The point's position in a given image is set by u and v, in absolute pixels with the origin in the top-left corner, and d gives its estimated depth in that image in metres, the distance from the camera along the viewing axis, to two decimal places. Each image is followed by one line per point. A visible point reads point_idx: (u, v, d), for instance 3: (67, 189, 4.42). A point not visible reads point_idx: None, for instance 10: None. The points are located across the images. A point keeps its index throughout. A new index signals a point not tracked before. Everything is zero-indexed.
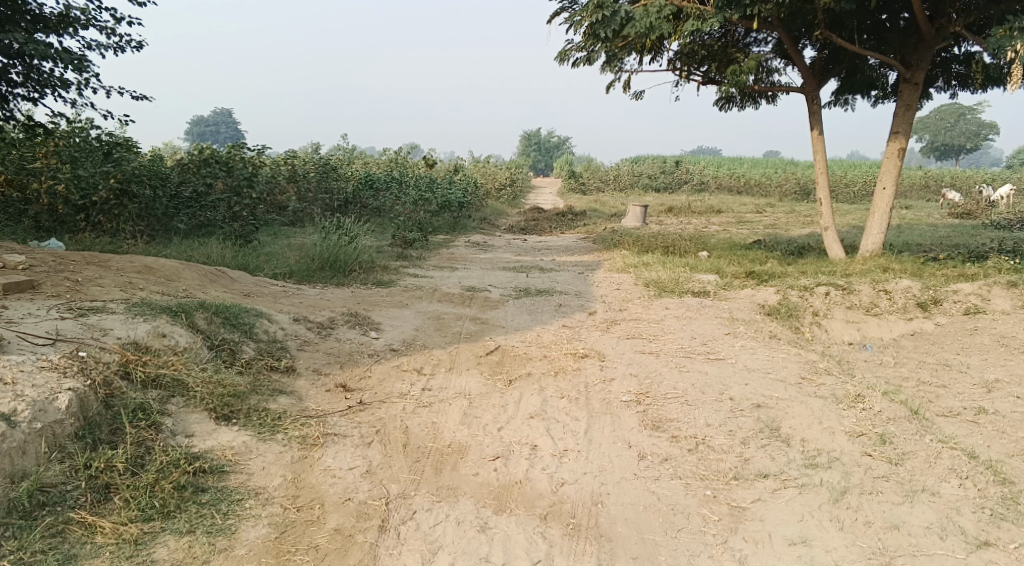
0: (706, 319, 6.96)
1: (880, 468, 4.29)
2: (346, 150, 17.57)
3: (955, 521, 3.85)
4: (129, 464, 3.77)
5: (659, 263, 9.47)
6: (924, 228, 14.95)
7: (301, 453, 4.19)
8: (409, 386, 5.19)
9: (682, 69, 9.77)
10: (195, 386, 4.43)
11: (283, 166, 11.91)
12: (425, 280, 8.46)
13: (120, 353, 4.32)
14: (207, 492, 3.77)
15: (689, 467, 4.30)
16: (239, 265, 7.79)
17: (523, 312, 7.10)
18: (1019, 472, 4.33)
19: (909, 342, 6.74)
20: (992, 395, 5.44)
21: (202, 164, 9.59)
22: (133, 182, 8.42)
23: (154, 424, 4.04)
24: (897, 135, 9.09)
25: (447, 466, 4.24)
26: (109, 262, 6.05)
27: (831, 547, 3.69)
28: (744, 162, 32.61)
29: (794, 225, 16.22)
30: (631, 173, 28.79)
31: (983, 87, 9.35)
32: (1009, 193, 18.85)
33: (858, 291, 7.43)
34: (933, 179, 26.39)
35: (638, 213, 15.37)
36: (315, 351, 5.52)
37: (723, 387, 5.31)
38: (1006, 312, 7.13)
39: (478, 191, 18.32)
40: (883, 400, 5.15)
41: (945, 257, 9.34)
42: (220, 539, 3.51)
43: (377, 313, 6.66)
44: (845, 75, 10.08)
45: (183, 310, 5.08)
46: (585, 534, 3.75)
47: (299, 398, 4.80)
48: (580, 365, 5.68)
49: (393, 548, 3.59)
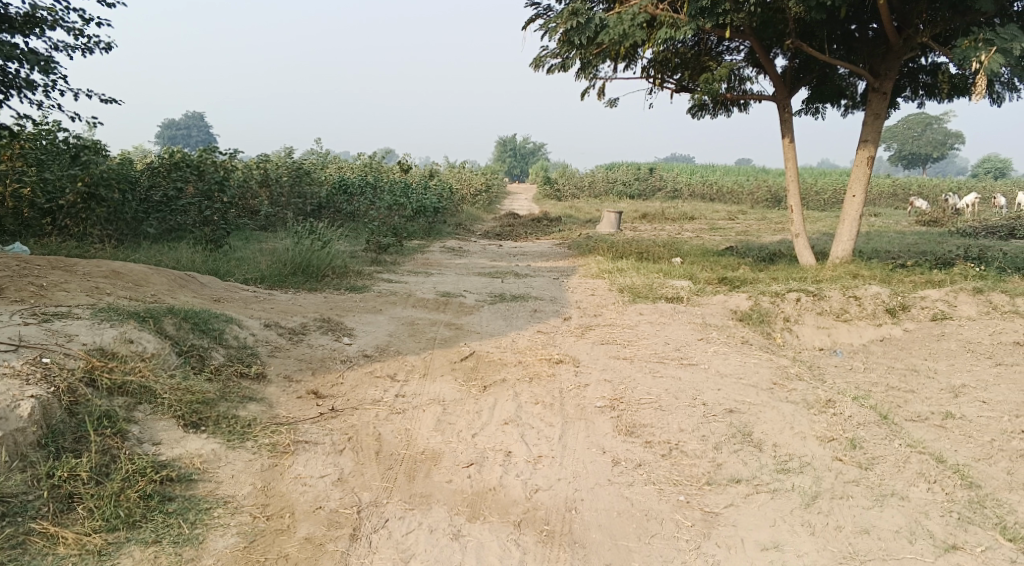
0: (679, 324, 7.00)
1: (851, 472, 4.33)
2: (320, 155, 17.46)
3: (923, 525, 3.89)
4: (94, 473, 3.69)
5: (633, 268, 9.51)
6: (892, 235, 15.19)
7: (271, 461, 4.13)
8: (382, 392, 5.14)
9: (656, 76, 9.83)
10: (163, 393, 4.35)
11: (256, 170, 11.79)
12: (399, 285, 8.41)
13: (85, 360, 4.23)
14: (174, 501, 3.70)
15: (663, 473, 4.31)
16: (210, 270, 7.69)
17: (498, 318, 7.09)
18: (986, 476, 4.39)
19: (878, 348, 6.83)
20: (959, 400, 5.52)
21: (172, 168, 9.49)
22: (102, 186, 8.28)
23: (119, 432, 3.96)
24: (866, 143, 9.21)
25: (420, 473, 4.21)
26: (75, 267, 5.93)
27: (803, 551, 3.71)
28: (717, 169, 32.92)
29: (766, 231, 16.40)
30: (605, 179, 28.97)
31: (949, 97, 9.52)
32: (975, 202, 19.22)
33: (829, 297, 7.51)
34: (901, 187, 26.82)
35: (612, 219, 15.44)
36: (286, 358, 5.46)
37: (696, 392, 5.34)
38: (971, 318, 7.25)
39: (453, 197, 18.30)
40: (853, 405, 5.20)
41: (913, 264, 9.48)
42: (187, 549, 3.45)
43: (351, 318, 6.61)
44: (815, 85, 10.21)
45: (151, 315, 5.00)
46: (559, 541, 3.73)
47: (270, 405, 4.73)
48: (555, 371, 5.68)
49: (364, 556, 3.55)
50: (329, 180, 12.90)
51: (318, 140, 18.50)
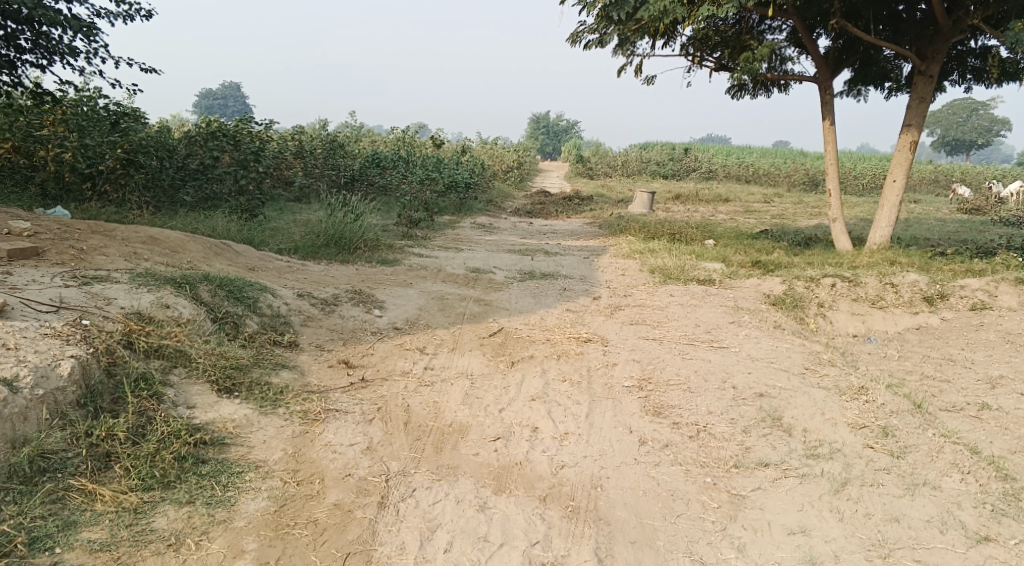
0: (710, 307, 6.94)
1: (882, 460, 4.28)
2: (353, 128, 17.50)
3: (955, 516, 3.84)
4: (131, 433, 3.77)
5: (665, 249, 9.43)
6: (932, 223, 14.87)
7: (302, 428, 4.18)
8: (411, 365, 5.18)
9: (694, 54, 9.68)
10: (198, 358, 4.43)
11: (290, 141, 11.85)
12: (430, 260, 8.43)
13: (123, 323, 4.31)
14: (208, 463, 3.77)
15: (690, 454, 4.30)
16: (244, 240, 7.77)
17: (527, 295, 7.08)
18: (1022, 469, 4.31)
19: (914, 336, 6.72)
20: (996, 391, 5.41)
21: (209, 137, 9.54)
22: (139, 153, 8.49)
23: (155, 394, 4.03)
24: (910, 127, 9.00)
25: (447, 445, 4.24)
26: (113, 232, 6.03)
27: (831, 537, 3.68)
28: (753, 152, 32.41)
29: (802, 215, 16.15)
30: (639, 159, 28.70)
31: (997, 82, 9.25)
32: (1019, 190, 18.72)
33: (865, 284, 7.39)
34: (942, 173, 26.20)
35: (645, 199, 15.29)
36: (317, 328, 5.52)
37: (725, 375, 5.29)
38: (1012, 309, 7.09)
39: (485, 173, 18.25)
40: (886, 393, 5.13)
41: (952, 252, 9.28)
42: (219, 511, 3.51)
43: (382, 291, 6.65)
44: (858, 66, 9.99)
45: (187, 282, 5.07)
46: (584, 517, 3.74)
47: (301, 373, 4.79)
48: (583, 349, 5.67)
49: (391, 524, 3.59)
50: (362, 153, 12.94)
51: (352, 113, 18.53)
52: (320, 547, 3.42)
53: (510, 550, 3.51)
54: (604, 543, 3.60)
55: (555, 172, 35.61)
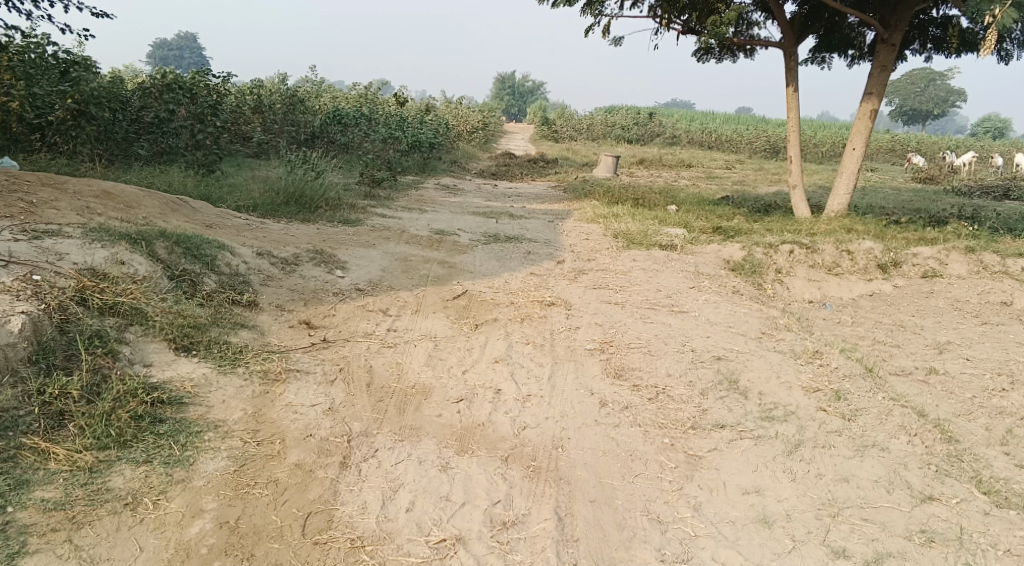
0: (672, 272, 7.00)
1: (834, 423, 4.39)
2: (315, 83, 17.15)
3: (902, 476, 3.95)
4: (85, 391, 3.69)
5: (629, 214, 9.48)
6: (888, 192, 15.17)
7: (262, 388, 4.15)
8: (374, 326, 5.15)
9: (662, 17, 9.65)
10: (155, 316, 4.33)
11: (248, 96, 11.57)
12: (393, 220, 8.36)
13: (76, 280, 4.21)
14: (165, 422, 3.72)
15: (649, 415, 4.37)
16: (202, 196, 7.59)
17: (491, 258, 7.06)
18: (965, 431, 4.47)
19: (868, 303, 6.89)
20: (944, 356, 5.59)
21: (164, 89, 9.20)
22: (91, 104, 8.12)
23: (111, 352, 3.95)
24: (870, 96, 9.11)
25: (410, 406, 4.24)
26: (65, 185, 5.84)
27: (783, 497, 3.76)
28: (716, 117, 32.50)
29: (763, 182, 16.34)
30: (604, 122, 28.62)
31: (956, 53, 9.39)
32: (972, 162, 19.20)
33: (822, 251, 7.54)
34: (899, 143, 26.69)
35: (610, 163, 15.30)
36: (278, 287, 5.45)
37: (685, 338, 5.38)
38: (960, 277, 7.31)
39: (448, 132, 18.07)
40: (840, 358, 5.28)
41: (907, 221, 9.49)
42: (177, 470, 3.48)
43: (343, 251, 6.58)
44: (822, 34, 10.07)
45: (143, 238, 4.96)
46: (545, 477, 3.79)
47: (261, 333, 4.74)
48: (546, 313, 5.69)
49: (353, 483, 3.59)
50: (323, 109, 12.70)
51: (314, 69, 18.12)
52: (281, 506, 3.41)
53: (472, 510, 3.53)
54: (564, 502, 3.64)
55: (519, 133, 35.41)
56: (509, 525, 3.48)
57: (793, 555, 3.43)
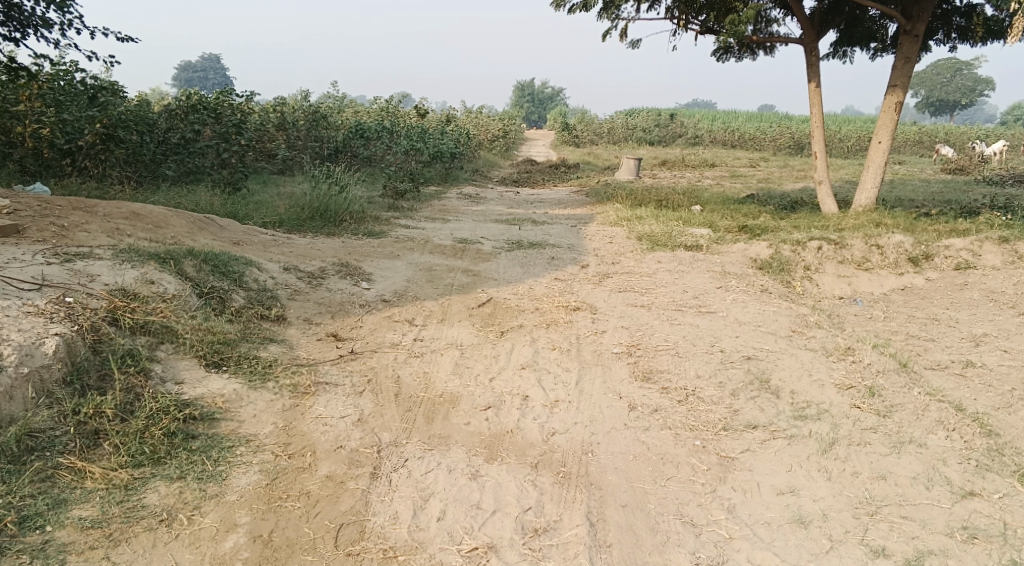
0: (698, 272, 6.95)
1: (868, 420, 4.32)
2: (336, 98, 17.32)
3: (941, 472, 3.86)
4: (119, 410, 3.74)
5: (653, 216, 9.43)
6: (916, 184, 14.96)
7: (292, 402, 4.18)
8: (401, 336, 5.17)
9: (679, 18, 9.65)
10: (185, 333, 4.39)
11: (272, 113, 11.71)
12: (417, 231, 8.40)
13: (107, 300, 4.28)
14: (198, 438, 3.76)
15: (679, 418, 4.33)
16: (229, 213, 7.68)
17: (515, 265, 7.06)
18: (1005, 425, 4.37)
19: (899, 297, 6.79)
20: (980, 349, 5.48)
21: (190, 110, 9.37)
22: (119, 128, 8.29)
23: (143, 370, 4.00)
24: (895, 88, 8.99)
25: (438, 415, 4.24)
26: (95, 208, 5.95)
27: (819, 496, 3.70)
28: (738, 116, 32.29)
29: (788, 179, 16.19)
30: (626, 126, 28.54)
31: (982, 41, 9.23)
32: (1002, 150, 18.86)
33: (851, 246, 7.43)
34: (926, 134, 26.31)
35: (632, 166, 15.24)
36: (305, 301, 5.49)
37: (713, 339, 5.33)
38: (995, 268, 7.18)
39: (470, 142, 18.14)
40: (873, 353, 5.20)
41: (937, 212, 9.34)
42: (211, 485, 3.51)
43: (368, 263, 6.61)
44: (843, 27, 9.97)
45: (171, 257, 5.03)
46: (575, 482, 3.76)
47: (290, 347, 4.78)
48: (572, 318, 5.67)
49: (384, 494, 3.60)
50: (345, 124, 12.82)
51: (334, 84, 18.28)
52: (313, 518, 3.42)
53: (503, 517, 3.52)
54: (596, 507, 3.61)
55: (540, 139, 35.48)
56: (541, 532, 3.46)
57: (832, 555, 3.37)
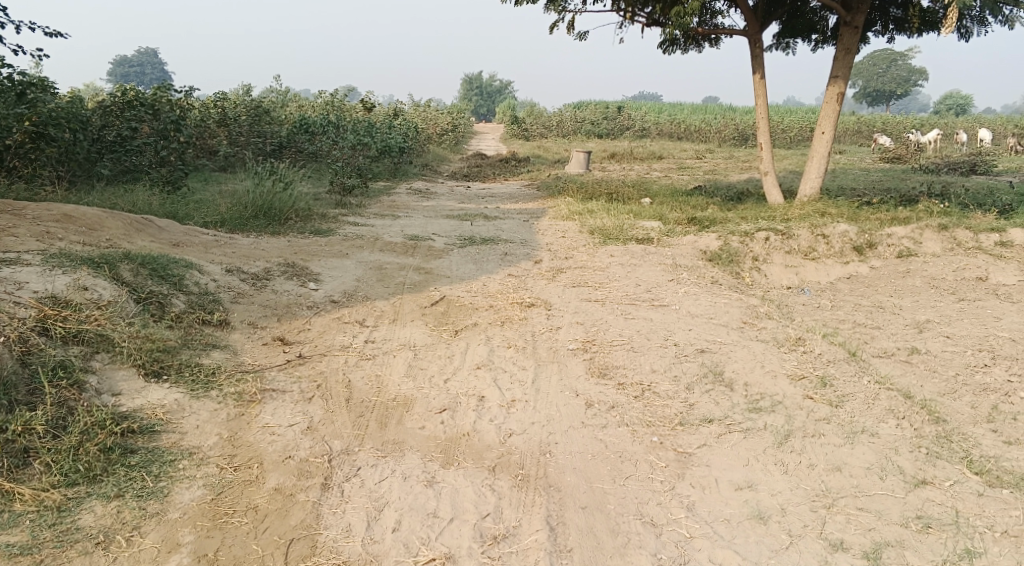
0: (650, 265, 6.95)
1: (822, 411, 4.35)
2: (280, 92, 16.92)
3: (894, 461, 3.90)
4: (50, 426, 3.54)
5: (604, 209, 9.42)
6: (857, 173, 15.29)
7: (237, 411, 4.02)
8: (351, 338, 5.04)
9: (625, 10, 9.63)
10: (122, 341, 4.19)
11: (213, 109, 11.38)
12: (366, 228, 8.23)
13: (37, 309, 4.06)
14: (137, 453, 3.58)
15: (636, 414, 4.29)
16: (168, 214, 7.41)
17: (467, 261, 6.96)
18: (952, 411, 4.45)
19: (846, 286, 6.89)
20: (924, 335, 5.58)
21: (126, 107, 9.15)
22: (50, 125, 7.87)
23: (77, 382, 3.80)
24: (836, 79, 9.13)
25: (391, 420, 4.13)
26: (24, 210, 5.66)
27: (776, 490, 3.70)
28: (683, 108, 32.62)
29: (734, 170, 16.41)
30: (574, 118, 28.57)
31: (917, 32, 9.44)
32: (937, 140, 19.42)
33: (798, 235, 7.51)
34: (864, 125, 26.97)
35: (582, 159, 15.25)
36: (250, 304, 5.32)
37: (667, 333, 5.32)
38: (935, 255, 7.35)
39: (419, 136, 17.93)
40: (823, 343, 5.27)
41: (878, 201, 9.54)
42: (151, 503, 3.35)
43: (316, 263, 6.44)
44: (785, 20, 10.09)
45: (106, 262, 4.80)
46: (533, 485, 3.70)
47: (234, 353, 4.61)
48: (526, 314, 5.60)
49: (336, 505, 3.48)
50: (289, 119, 12.53)
51: (277, 79, 17.84)
52: (261, 534, 3.29)
53: (460, 525, 3.43)
54: (555, 511, 3.55)
55: (488, 133, 35.32)
56: (500, 538, 3.38)
57: (791, 551, 3.36)
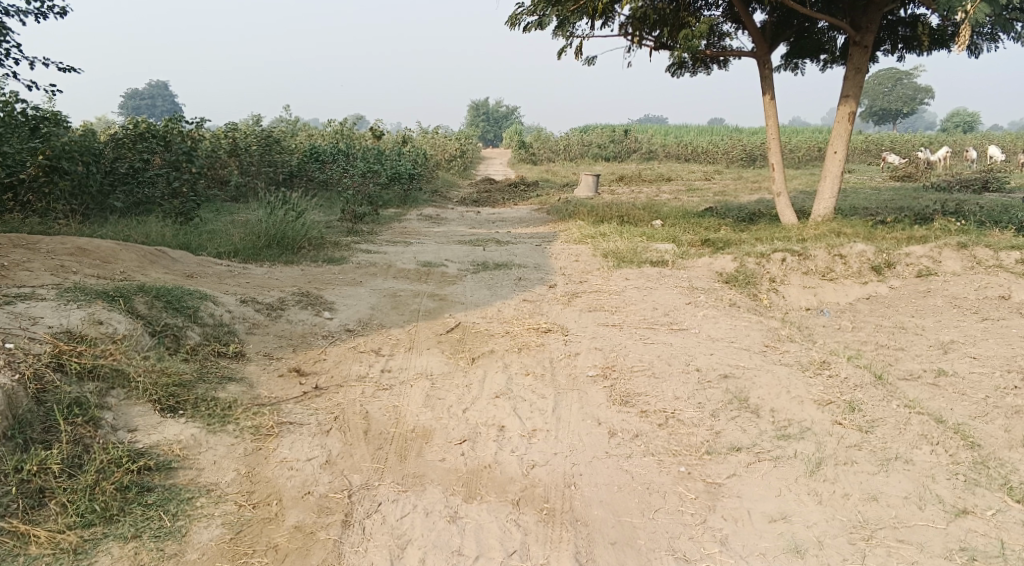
0: (666, 288, 6.86)
1: (852, 437, 4.23)
2: (289, 121, 17.01)
3: (932, 490, 3.77)
4: (66, 465, 3.47)
5: (616, 232, 9.35)
6: (868, 191, 15.19)
7: (254, 445, 3.94)
8: (367, 368, 4.96)
9: (634, 34, 9.61)
10: (137, 376, 4.13)
11: (223, 139, 11.41)
12: (378, 255, 8.18)
13: (52, 344, 4.00)
14: (154, 491, 3.50)
15: (661, 443, 4.19)
16: (181, 245, 7.38)
17: (482, 287, 6.89)
18: (986, 435, 4.32)
19: (866, 306, 6.78)
20: (949, 356, 5.46)
21: (137, 139, 9.17)
22: (64, 159, 7.88)
23: (92, 419, 3.73)
24: (848, 98, 9.08)
25: (411, 452, 4.04)
26: (38, 244, 5.64)
27: (811, 522, 3.58)
28: (689, 130, 32.66)
29: (743, 190, 16.35)
30: (581, 142, 28.63)
31: (928, 50, 9.39)
32: (946, 156, 19.33)
33: (814, 256, 7.43)
34: (873, 143, 26.92)
35: (591, 182, 15.22)
36: (265, 335, 5.25)
37: (688, 357, 5.21)
38: (955, 274, 7.23)
39: (427, 162, 17.97)
40: (848, 366, 5.15)
41: (893, 219, 9.44)
42: (169, 544, 3.26)
43: (330, 291, 6.38)
44: (794, 40, 10.07)
45: (120, 295, 4.74)
46: (560, 519, 3.59)
47: (250, 385, 4.53)
48: (544, 341, 5.52)
49: (358, 544, 3.38)
50: (299, 147, 12.57)
51: (286, 108, 17.93)
52: None
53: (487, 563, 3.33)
54: (584, 546, 3.44)
55: (495, 158, 35.43)
56: None
57: None
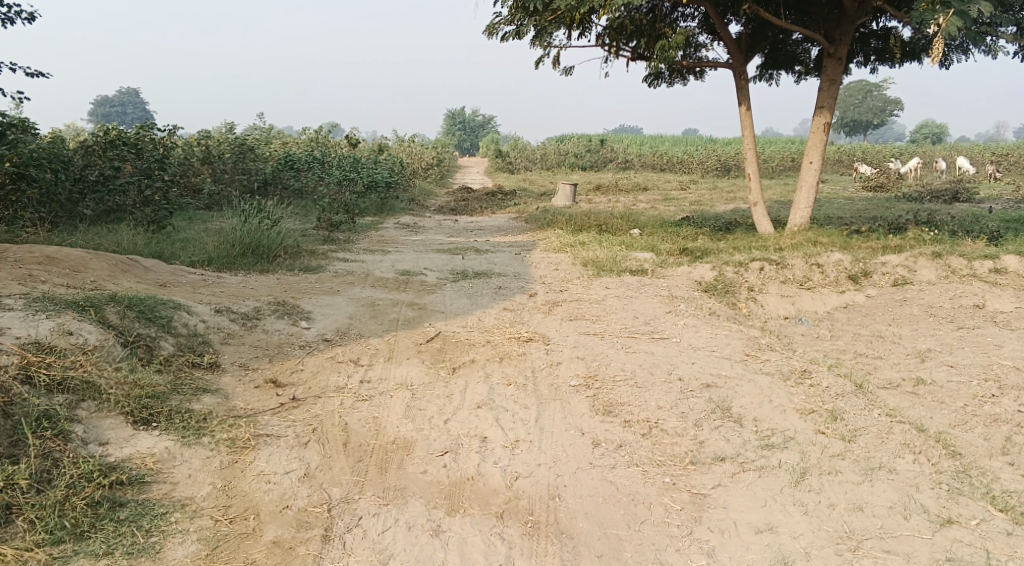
0: (646, 297, 6.83)
1: (835, 446, 4.22)
2: (263, 129, 16.85)
3: (916, 499, 3.77)
4: (34, 480, 3.34)
5: (595, 241, 9.34)
6: (842, 201, 15.34)
7: (230, 458, 3.84)
8: (346, 378, 4.87)
9: (611, 44, 9.64)
10: (109, 388, 4.01)
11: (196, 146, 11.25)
12: (355, 264, 8.09)
13: (20, 356, 3.88)
14: (126, 507, 3.39)
15: (645, 453, 4.15)
16: (153, 253, 7.25)
17: (461, 296, 6.83)
18: (967, 444, 4.33)
19: (844, 315, 6.81)
20: (927, 365, 5.49)
21: (108, 146, 9.01)
22: (32, 166, 7.67)
23: (62, 433, 3.62)
24: (823, 109, 9.16)
25: (392, 465, 3.96)
26: (5, 253, 5.49)
27: (798, 532, 3.56)
28: (665, 140, 32.92)
29: (719, 200, 16.45)
30: (557, 152, 28.69)
31: (900, 62, 9.51)
32: (916, 168, 19.60)
33: (792, 265, 7.47)
34: (845, 154, 27.25)
35: (569, 191, 15.22)
36: (240, 345, 5.15)
37: (670, 366, 5.19)
38: (930, 283, 7.29)
39: (404, 171, 17.89)
40: (829, 375, 5.15)
41: (868, 229, 9.53)
42: (142, 561, 3.15)
43: (307, 300, 6.28)
44: (769, 52, 10.15)
45: (91, 304, 4.62)
46: (544, 532, 3.53)
47: (226, 397, 4.43)
48: (525, 350, 5.46)
49: (338, 560, 3.30)
50: (273, 155, 12.43)
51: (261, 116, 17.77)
52: None
53: None
54: (570, 560, 3.39)
55: (472, 167, 35.42)
56: None
57: None
